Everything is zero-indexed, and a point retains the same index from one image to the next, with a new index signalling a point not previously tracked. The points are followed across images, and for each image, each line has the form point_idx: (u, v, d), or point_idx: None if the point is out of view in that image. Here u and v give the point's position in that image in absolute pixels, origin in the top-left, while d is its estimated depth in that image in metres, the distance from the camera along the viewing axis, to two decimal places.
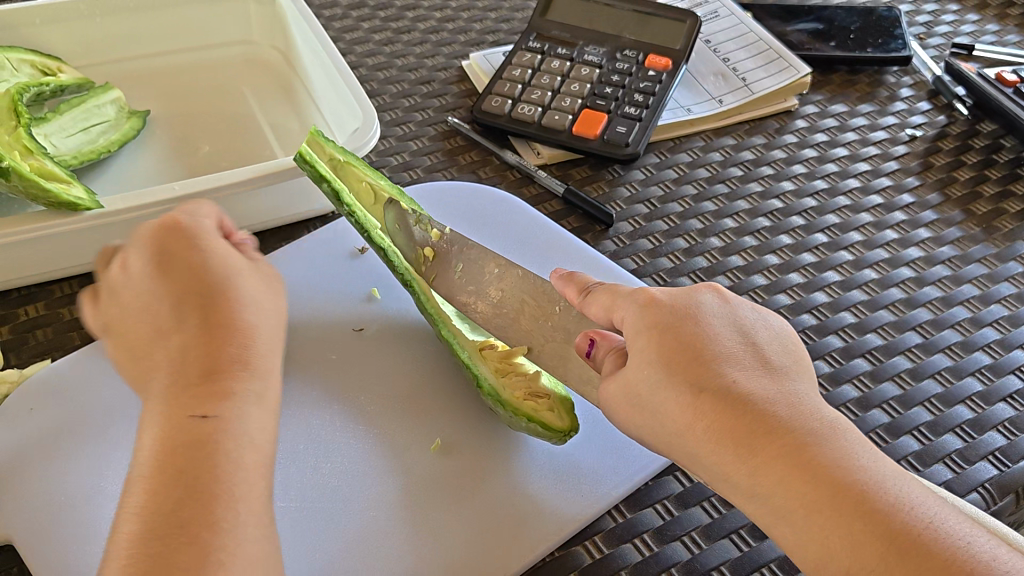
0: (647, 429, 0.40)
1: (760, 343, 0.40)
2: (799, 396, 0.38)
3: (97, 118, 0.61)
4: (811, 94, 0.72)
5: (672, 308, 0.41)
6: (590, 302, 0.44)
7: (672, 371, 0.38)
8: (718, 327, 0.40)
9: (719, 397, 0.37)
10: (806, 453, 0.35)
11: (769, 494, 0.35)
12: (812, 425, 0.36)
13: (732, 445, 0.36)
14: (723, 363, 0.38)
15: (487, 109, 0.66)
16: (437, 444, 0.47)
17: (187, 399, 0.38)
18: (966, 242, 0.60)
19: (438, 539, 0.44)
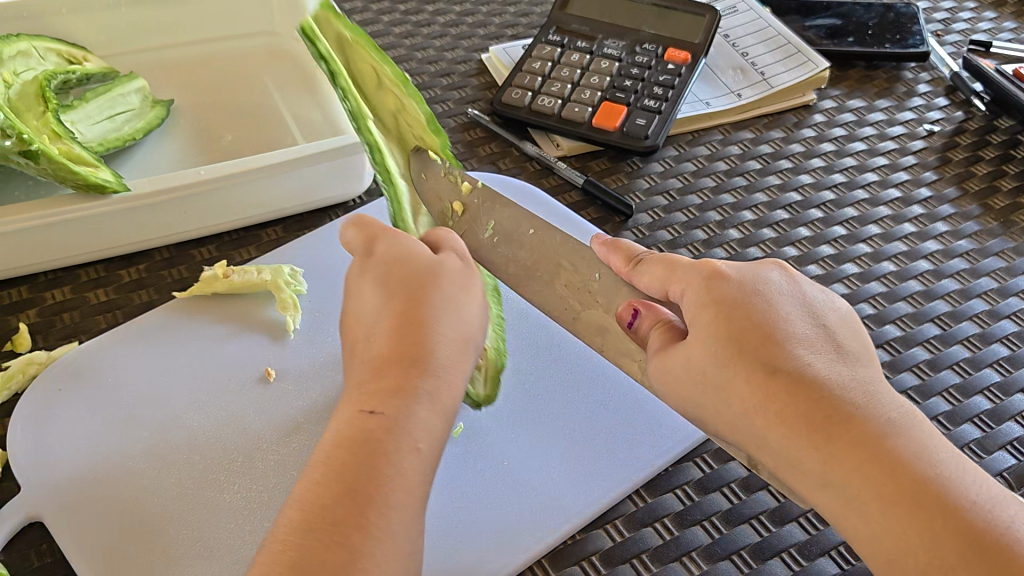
0: (711, 410, 0.38)
1: (827, 325, 0.39)
2: (875, 386, 0.36)
3: (122, 106, 0.62)
4: (828, 89, 0.72)
5: (740, 286, 0.39)
6: (640, 273, 0.43)
7: (738, 355, 0.37)
8: (789, 310, 0.38)
9: (792, 382, 0.36)
10: (883, 445, 0.33)
11: (844, 482, 0.34)
12: (888, 416, 0.34)
13: (806, 430, 0.35)
14: (793, 345, 0.37)
15: (508, 101, 0.66)
16: (459, 430, 0.48)
17: (378, 407, 0.37)
18: (984, 235, 0.60)
19: (465, 523, 0.44)
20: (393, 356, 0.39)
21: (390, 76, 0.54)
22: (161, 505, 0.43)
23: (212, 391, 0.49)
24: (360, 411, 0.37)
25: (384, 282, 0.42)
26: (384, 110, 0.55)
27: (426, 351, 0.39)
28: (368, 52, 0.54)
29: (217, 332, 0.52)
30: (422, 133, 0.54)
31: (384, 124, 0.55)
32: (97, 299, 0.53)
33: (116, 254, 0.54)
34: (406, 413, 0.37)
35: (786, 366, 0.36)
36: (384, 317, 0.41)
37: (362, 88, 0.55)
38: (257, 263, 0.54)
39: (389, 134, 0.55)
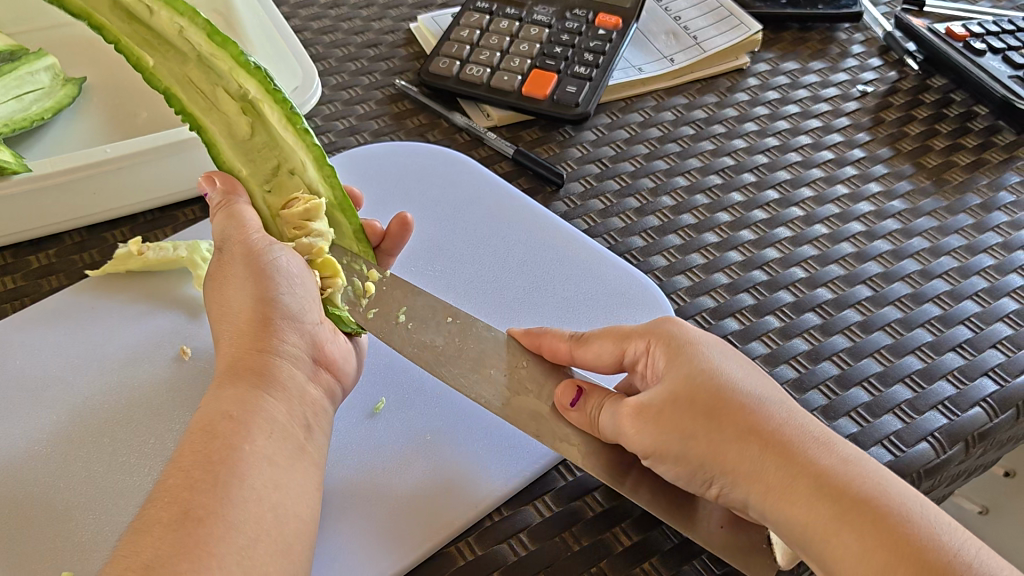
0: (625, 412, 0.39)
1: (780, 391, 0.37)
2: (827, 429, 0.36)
3: (30, 85, 0.59)
4: (762, 52, 0.71)
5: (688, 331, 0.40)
6: (586, 346, 0.43)
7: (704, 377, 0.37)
8: (736, 370, 0.37)
9: (834, 473, 0.34)
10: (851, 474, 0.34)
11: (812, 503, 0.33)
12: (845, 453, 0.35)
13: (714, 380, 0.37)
14: (769, 405, 0.36)
15: (435, 71, 0.64)
16: (380, 405, 0.47)
17: (229, 400, 0.38)
18: (917, 195, 0.60)
19: (386, 503, 0.43)
20: (233, 355, 0.40)
21: (185, 26, 0.45)
22: (73, 490, 0.41)
23: (123, 370, 0.46)
24: (228, 413, 0.37)
25: (222, 265, 0.43)
26: (197, 54, 0.47)
27: (269, 352, 0.40)
28: (156, 13, 0.45)
29: (129, 312, 0.49)
30: (241, 75, 0.46)
31: (200, 68, 0.47)
32: (5, 287, 0.50)
33: (21, 239, 0.52)
34: (250, 406, 0.38)
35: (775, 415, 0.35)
36: (230, 300, 0.42)
37: (158, 43, 0.47)
38: (173, 240, 0.52)
39: (208, 77, 0.47)
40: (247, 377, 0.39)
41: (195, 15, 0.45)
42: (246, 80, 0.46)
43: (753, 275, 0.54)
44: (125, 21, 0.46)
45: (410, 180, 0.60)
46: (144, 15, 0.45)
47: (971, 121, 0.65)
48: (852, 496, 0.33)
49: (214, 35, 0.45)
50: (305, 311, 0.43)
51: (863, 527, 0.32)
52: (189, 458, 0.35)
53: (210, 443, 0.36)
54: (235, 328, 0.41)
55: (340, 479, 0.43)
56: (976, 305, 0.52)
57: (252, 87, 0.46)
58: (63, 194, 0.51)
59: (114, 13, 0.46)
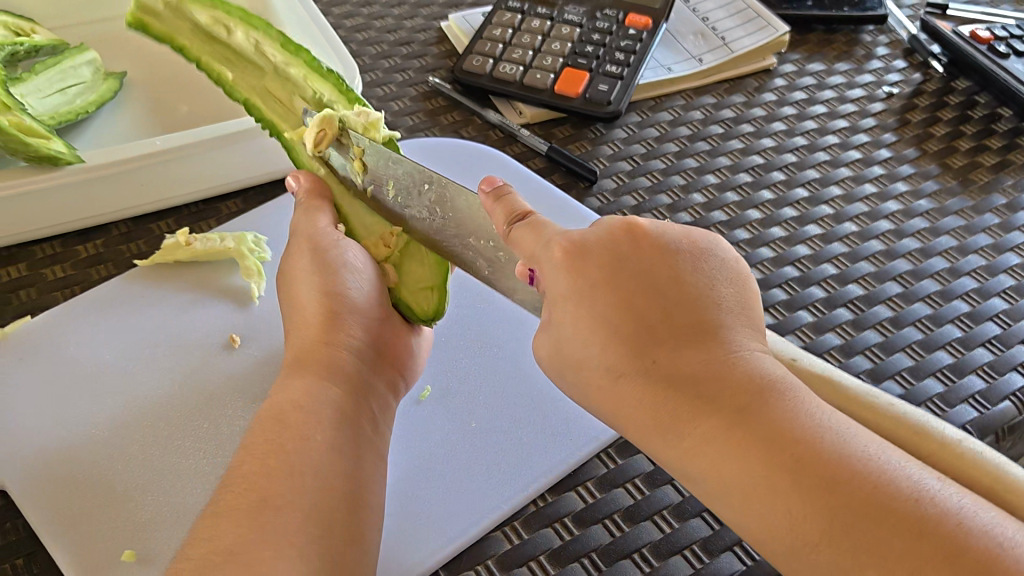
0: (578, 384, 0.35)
1: (695, 295, 0.33)
2: (739, 353, 0.31)
3: (73, 79, 0.60)
4: (788, 53, 0.72)
5: (602, 262, 0.34)
6: (516, 236, 0.38)
7: (602, 331, 0.33)
8: (638, 290, 0.33)
9: (741, 423, 0.29)
10: (745, 423, 0.29)
11: (704, 474, 0.30)
12: (749, 388, 0.30)
13: (602, 334, 0.33)
14: (658, 327, 0.32)
15: (469, 68, 0.65)
16: (426, 394, 0.48)
17: (293, 389, 0.39)
18: (943, 195, 0.61)
19: (434, 491, 0.44)
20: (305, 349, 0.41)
21: (261, 40, 0.52)
22: (131, 473, 0.43)
23: (176, 359, 0.48)
24: (291, 402, 0.38)
25: (292, 261, 0.45)
26: (275, 66, 0.51)
27: (335, 343, 0.41)
28: (235, 32, 0.52)
29: (178, 301, 0.50)
30: (315, 80, 0.51)
31: (276, 79, 0.52)
32: (54, 276, 0.51)
33: (69, 230, 0.53)
34: (314, 395, 0.39)
35: (668, 366, 0.31)
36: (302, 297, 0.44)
37: (244, 62, 0.53)
38: (219, 232, 0.53)
39: (286, 88, 0.51)
40: (316, 368, 0.40)
41: (268, 29, 0.52)
42: (320, 84, 0.50)
43: (785, 271, 0.55)
44: (207, 45, 0.53)
45: (455, 173, 0.61)
46: (226, 38, 0.53)
47: (995, 123, 0.66)
48: (735, 423, 0.29)
49: (291, 48, 0.51)
50: (378, 301, 0.44)
51: (747, 460, 0.29)
52: (248, 448, 0.37)
53: (276, 430, 0.37)
54: (307, 323, 0.43)
55: (386, 466, 0.45)
56: (1004, 302, 0.54)
57: (326, 90, 0.50)
58: (112, 185, 0.52)
59: (194, 36, 0.53)
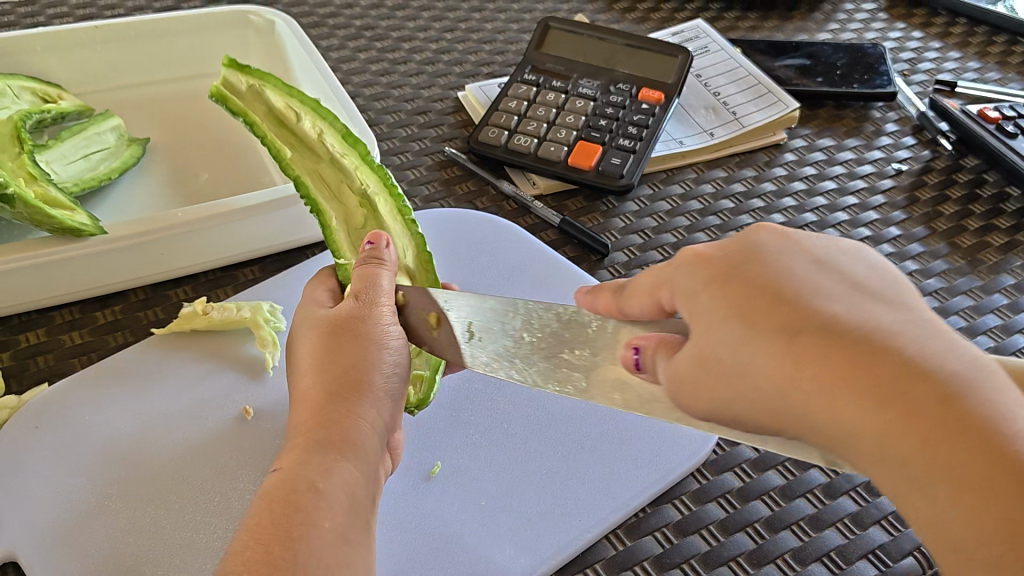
0: (714, 382, 0.32)
1: (853, 279, 0.31)
2: (926, 334, 0.29)
3: (97, 145, 0.62)
4: (799, 128, 0.73)
5: (749, 249, 0.32)
6: (631, 298, 0.38)
7: (757, 316, 0.30)
8: (805, 278, 0.31)
9: (940, 411, 0.27)
10: (951, 410, 0.26)
11: (904, 463, 0.27)
12: (952, 369, 0.27)
13: (760, 318, 0.30)
14: (820, 302, 0.30)
15: (484, 140, 0.67)
16: (435, 469, 0.48)
17: (309, 465, 0.38)
18: (952, 274, 0.61)
19: (441, 566, 0.44)
20: (321, 417, 0.39)
21: (325, 129, 0.55)
22: (142, 546, 0.43)
23: (189, 429, 0.48)
24: (311, 484, 0.37)
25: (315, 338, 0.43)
26: (331, 157, 0.55)
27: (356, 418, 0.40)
28: (303, 119, 0.56)
29: (192, 371, 0.51)
30: (366, 172, 0.55)
31: (331, 167, 0.56)
32: (73, 342, 0.52)
33: (89, 296, 0.54)
34: (332, 476, 0.38)
35: (848, 339, 0.28)
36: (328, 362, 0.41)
37: (299, 146, 0.57)
38: (236, 301, 0.54)
39: (338, 177, 0.55)
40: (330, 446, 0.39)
41: (333, 121, 0.56)
42: (368, 176, 0.54)
43: None
44: (274, 125, 0.57)
45: (465, 246, 0.62)
46: (291, 122, 0.57)
47: (1004, 202, 0.66)
48: (939, 397, 0.27)
49: (349, 138, 0.55)
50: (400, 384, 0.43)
51: (951, 447, 0.26)
52: (267, 526, 0.36)
53: (290, 515, 0.36)
54: (303, 400, 0.40)
55: (393, 547, 0.44)
56: None
57: (372, 183, 0.54)
58: (133, 253, 0.53)
59: (265, 117, 0.58)
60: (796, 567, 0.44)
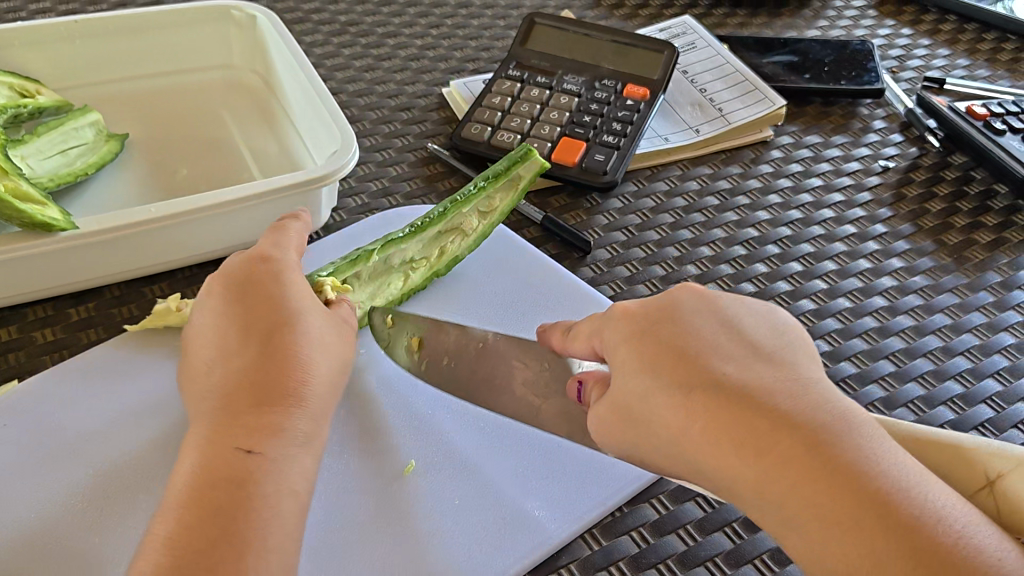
0: (635, 431, 0.38)
1: (754, 340, 0.38)
2: (804, 390, 0.36)
3: (75, 140, 0.61)
4: (786, 125, 0.73)
5: (664, 313, 0.39)
6: (573, 347, 0.44)
7: (663, 369, 0.37)
8: (710, 337, 0.38)
9: (815, 455, 0.33)
10: (821, 457, 0.33)
11: (781, 501, 0.33)
12: (822, 420, 0.34)
13: (669, 373, 0.37)
14: (714, 359, 0.37)
15: (467, 136, 0.66)
16: (409, 468, 0.47)
17: (241, 432, 0.38)
18: (938, 272, 0.60)
19: (412, 565, 0.43)
20: (252, 386, 0.40)
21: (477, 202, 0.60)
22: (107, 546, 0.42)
23: (160, 426, 0.47)
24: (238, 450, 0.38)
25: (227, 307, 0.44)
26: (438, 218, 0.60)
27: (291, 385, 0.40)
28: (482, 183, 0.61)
29: (164, 368, 0.50)
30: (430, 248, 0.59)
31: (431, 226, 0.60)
32: (45, 339, 0.52)
33: (62, 292, 0.53)
34: (277, 458, 0.38)
35: (734, 394, 0.36)
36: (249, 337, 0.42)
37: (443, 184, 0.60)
38: None
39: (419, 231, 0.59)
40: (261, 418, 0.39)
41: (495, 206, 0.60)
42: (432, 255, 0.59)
43: None
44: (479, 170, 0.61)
45: None
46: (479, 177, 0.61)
47: (991, 200, 0.66)
48: (809, 446, 0.34)
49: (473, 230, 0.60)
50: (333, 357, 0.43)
51: (823, 486, 0.33)
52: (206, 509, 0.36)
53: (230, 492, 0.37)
54: (223, 383, 0.41)
55: (364, 547, 0.44)
56: (998, 384, 0.53)
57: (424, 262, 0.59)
58: (105, 248, 0.52)
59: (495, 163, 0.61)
60: (774, 567, 0.43)
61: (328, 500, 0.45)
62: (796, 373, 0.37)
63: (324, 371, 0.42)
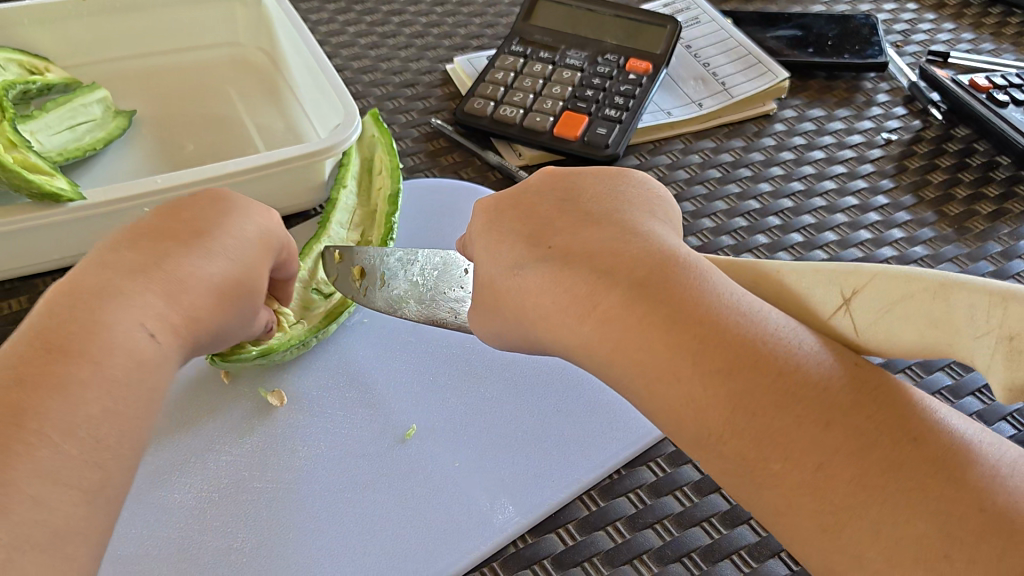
0: (509, 319, 0.40)
1: (592, 209, 0.41)
2: (631, 240, 0.38)
3: (83, 116, 0.62)
4: (789, 99, 0.73)
5: (513, 203, 0.42)
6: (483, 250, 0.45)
7: (514, 251, 0.40)
8: (552, 215, 0.41)
9: (642, 299, 0.35)
10: (643, 301, 0.35)
11: (615, 354, 0.35)
12: (647, 267, 0.36)
13: (520, 251, 0.40)
14: (551, 234, 0.40)
15: (470, 110, 0.66)
16: (410, 432, 0.48)
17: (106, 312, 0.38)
18: (939, 242, 0.61)
19: (414, 523, 0.44)
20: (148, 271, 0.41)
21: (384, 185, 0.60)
22: None
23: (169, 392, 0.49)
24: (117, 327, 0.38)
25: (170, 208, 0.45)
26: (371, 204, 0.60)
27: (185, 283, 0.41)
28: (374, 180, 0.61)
29: None
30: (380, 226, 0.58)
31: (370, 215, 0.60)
32: None
33: (71, 263, 0.54)
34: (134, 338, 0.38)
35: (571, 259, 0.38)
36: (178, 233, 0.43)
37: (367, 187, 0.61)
38: None
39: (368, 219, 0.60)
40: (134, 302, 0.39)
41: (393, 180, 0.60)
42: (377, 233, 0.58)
43: None
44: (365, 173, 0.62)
45: (444, 217, 0.62)
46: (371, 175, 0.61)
47: (993, 171, 0.66)
48: (631, 294, 0.35)
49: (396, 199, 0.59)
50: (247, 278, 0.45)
51: (646, 328, 0.34)
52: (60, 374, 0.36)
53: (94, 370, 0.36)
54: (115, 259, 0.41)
55: (366, 507, 0.45)
56: None
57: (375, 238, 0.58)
58: (113, 219, 0.53)
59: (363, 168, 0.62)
60: (771, 527, 0.43)
61: (333, 465, 0.46)
62: (625, 228, 0.39)
63: (215, 277, 0.43)
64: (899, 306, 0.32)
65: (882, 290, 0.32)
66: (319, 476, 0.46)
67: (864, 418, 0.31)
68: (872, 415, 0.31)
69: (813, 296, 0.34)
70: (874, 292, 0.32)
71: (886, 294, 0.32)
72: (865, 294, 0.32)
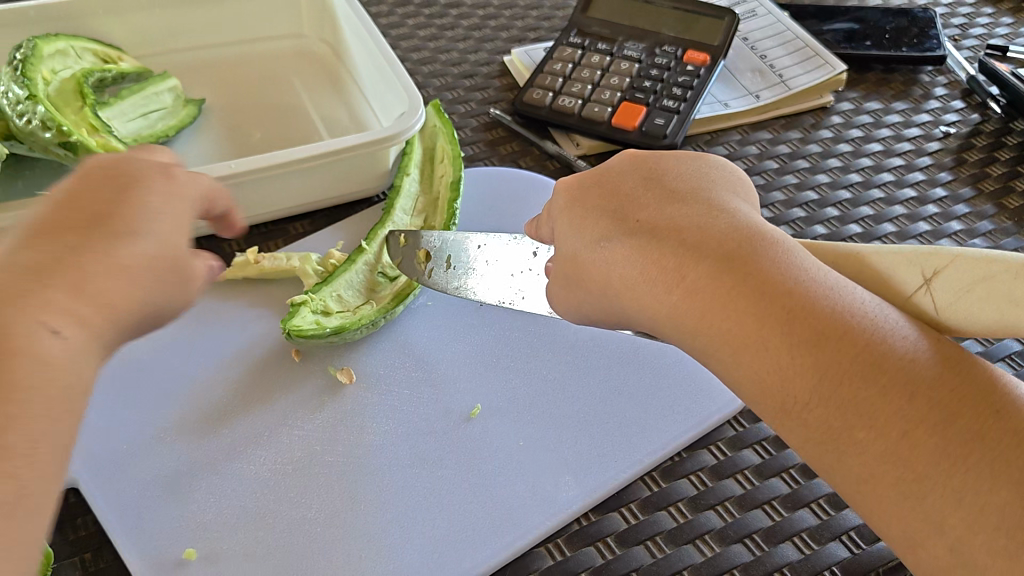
0: (592, 293, 0.42)
1: (674, 186, 0.41)
2: (715, 216, 0.39)
3: (155, 105, 0.64)
4: (846, 92, 0.73)
5: (595, 180, 0.43)
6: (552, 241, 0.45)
7: (598, 228, 0.41)
8: (634, 193, 0.42)
9: (729, 273, 0.36)
10: (731, 275, 0.36)
11: (700, 327, 0.36)
12: (733, 243, 0.37)
13: (603, 228, 0.41)
14: (636, 211, 0.41)
15: (529, 101, 0.67)
16: (475, 411, 0.49)
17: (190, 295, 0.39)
18: (998, 234, 0.61)
19: (479, 499, 0.45)
20: None
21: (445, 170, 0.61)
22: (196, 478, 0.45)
23: (242, 369, 0.50)
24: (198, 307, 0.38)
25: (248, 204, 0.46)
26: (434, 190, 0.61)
27: None
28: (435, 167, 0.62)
29: (244, 316, 0.53)
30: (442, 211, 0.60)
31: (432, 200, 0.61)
32: None
33: None
34: None
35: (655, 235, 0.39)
36: None
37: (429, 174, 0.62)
38: (286, 251, 0.56)
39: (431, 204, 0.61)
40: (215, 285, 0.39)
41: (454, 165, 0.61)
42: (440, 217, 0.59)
43: None
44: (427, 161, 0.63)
45: (503, 204, 0.63)
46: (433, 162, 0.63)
47: None
48: (719, 269, 0.36)
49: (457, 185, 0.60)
50: None
51: (735, 302, 0.35)
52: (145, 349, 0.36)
53: None
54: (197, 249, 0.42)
55: (432, 482, 0.46)
56: None
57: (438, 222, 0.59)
58: None
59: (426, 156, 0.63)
60: (831, 511, 0.44)
61: (401, 442, 0.47)
62: (709, 206, 0.40)
63: None
64: (979, 289, 0.32)
65: (961, 273, 0.33)
66: (387, 452, 0.47)
67: (951, 393, 0.32)
68: (958, 391, 0.32)
69: (895, 276, 0.35)
70: (954, 274, 0.33)
71: (965, 278, 0.33)
72: (944, 276, 0.33)
